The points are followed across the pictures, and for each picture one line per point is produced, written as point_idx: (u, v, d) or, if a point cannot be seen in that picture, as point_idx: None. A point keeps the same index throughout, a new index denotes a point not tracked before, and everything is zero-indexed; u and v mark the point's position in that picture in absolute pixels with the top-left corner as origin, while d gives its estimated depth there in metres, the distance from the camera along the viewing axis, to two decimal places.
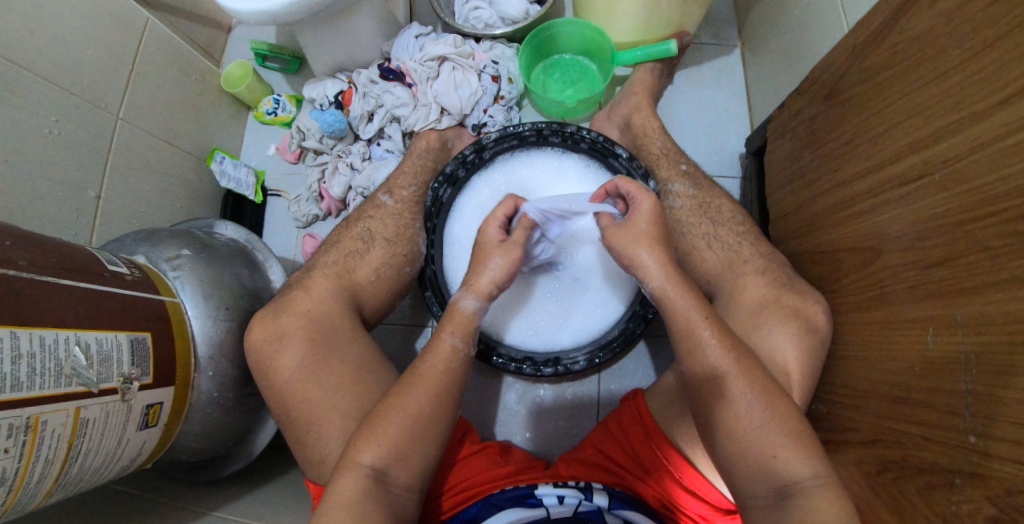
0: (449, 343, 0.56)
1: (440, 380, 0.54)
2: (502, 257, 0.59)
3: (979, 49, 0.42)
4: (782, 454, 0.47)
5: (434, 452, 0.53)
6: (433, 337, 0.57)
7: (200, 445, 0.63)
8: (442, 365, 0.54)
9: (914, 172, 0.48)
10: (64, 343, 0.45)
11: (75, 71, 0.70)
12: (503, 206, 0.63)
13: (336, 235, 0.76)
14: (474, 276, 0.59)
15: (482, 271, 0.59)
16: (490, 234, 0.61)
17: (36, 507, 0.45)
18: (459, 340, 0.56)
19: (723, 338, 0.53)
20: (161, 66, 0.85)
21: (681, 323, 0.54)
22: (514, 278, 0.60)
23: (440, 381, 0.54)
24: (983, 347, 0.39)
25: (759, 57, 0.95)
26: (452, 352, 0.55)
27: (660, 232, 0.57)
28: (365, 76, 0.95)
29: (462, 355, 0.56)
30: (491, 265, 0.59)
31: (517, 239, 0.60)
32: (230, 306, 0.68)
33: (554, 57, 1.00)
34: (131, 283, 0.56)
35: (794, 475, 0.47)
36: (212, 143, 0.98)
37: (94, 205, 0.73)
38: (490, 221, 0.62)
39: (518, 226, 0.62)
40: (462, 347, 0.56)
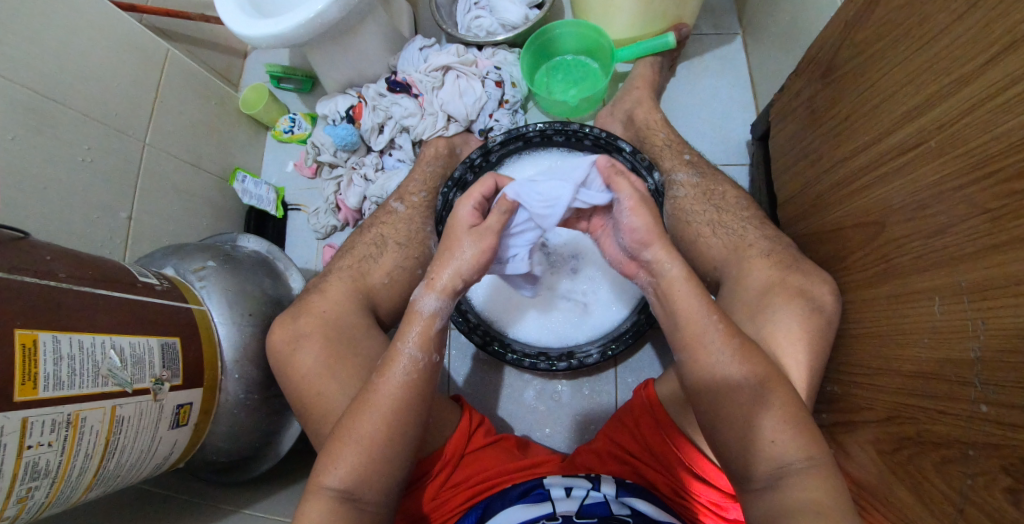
0: (405, 354, 0.56)
1: (399, 392, 0.55)
2: (473, 244, 0.59)
3: (963, 11, 0.42)
4: (781, 438, 0.48)
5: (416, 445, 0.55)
6: (391, 347, 0.58)
7: (229, 445, 0.66)
8: (398, 379, 0.55)
9: (912, 141, 0.48)
10: (101, 346, 0.49)
11: (105, 102, 0.76)
12: (481, 185, 0.62)
13: (350, 241, 0.79)
14: (435, 272, 0.60)
15: (445, 266, 0.59)
16: (464, 214, 0.61)
17: (78, 500, 0.49)
18: (417, 351, 0.57)
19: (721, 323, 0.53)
20: (183, 93, 0.91)
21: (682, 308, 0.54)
22: (480, 273, 0.61)
23: (395, 396, 0.54)
24: (989, 312, 0.38)
25: (761, 43, 0.94)
26: (409, 364, 0.56)
27: (649, 210, 0.58)
28: (374, 90, 0.98)
29: (422, 366, 0.56)
30: (458, 255, 0.59)
31: (491, 224, 0.60)
32: (255, 313, 0.71)
33: (557, 59, 1.01)
34: (161, 292, 0.61)
35: (787, 457, 0.48)
36: (234, 163, 1.03)
37: (127, 225, 0.78)
38: (466, 199, 0.61)
39: (495, 208, 0.61)
40: (422, 358, 0.56)
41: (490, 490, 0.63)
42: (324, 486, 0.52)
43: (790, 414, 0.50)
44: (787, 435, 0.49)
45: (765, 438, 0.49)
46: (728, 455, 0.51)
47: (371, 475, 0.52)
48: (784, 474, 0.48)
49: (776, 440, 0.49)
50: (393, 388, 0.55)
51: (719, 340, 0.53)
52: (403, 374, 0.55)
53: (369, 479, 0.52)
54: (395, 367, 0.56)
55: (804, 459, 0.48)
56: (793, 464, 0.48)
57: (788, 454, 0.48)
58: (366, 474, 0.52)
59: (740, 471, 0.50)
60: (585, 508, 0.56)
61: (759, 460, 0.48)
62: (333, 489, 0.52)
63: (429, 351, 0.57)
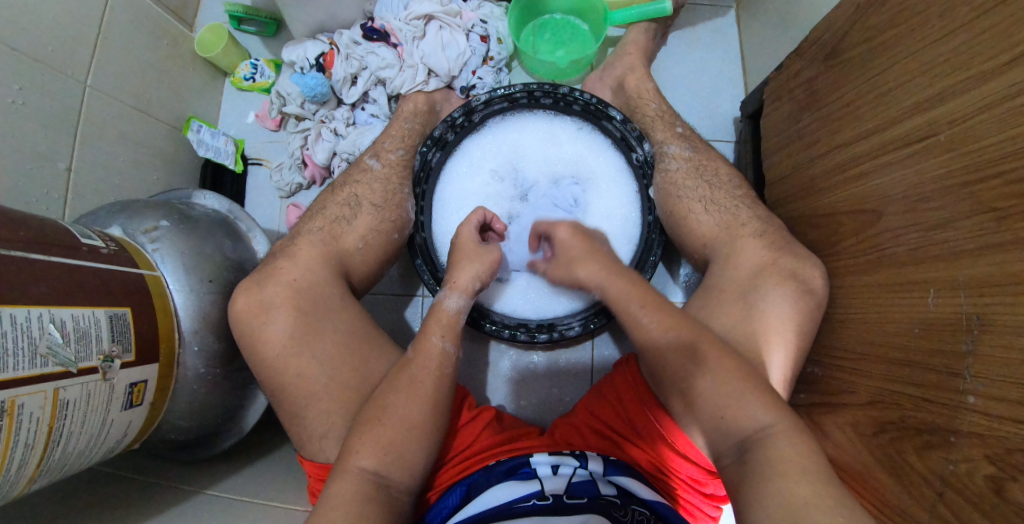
0: (439, 344, 0.59)
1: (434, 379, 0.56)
2: (484, 256, 0.67)
3: (987, 8, 0.41)
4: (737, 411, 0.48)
5: (410, 434, 0.52)
6: (421, 338, 0.59)
7: (189, 422, 0.62)
8: (434, 370, 0.56)
9: (917, 134, 0.47)
10: (38, 321, 0.43)
11: (38, 34, 0.66)
12: (478, 213, 0.71)
13: (322, 201, 0.73)
14: (456, 274, 0.65)
15: (464, 270, 0.65)
16: (468, 236, 0.68)
17: (20, 492, 0.44)
18: (449, 343, 0.59)
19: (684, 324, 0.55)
20: (129, 30, 0.80)
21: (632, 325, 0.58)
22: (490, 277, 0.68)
23: (429, 386, 0.55)
24: (986, 309, 0.39)
25: (756, 17, 0.91)
26: (442, 356, 0.58)
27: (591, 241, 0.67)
28: (348, 36, 0.89)
29: (453, 357, 0.59)
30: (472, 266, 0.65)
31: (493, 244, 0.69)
32: (215, 279, 0.65)
33: (545, 17, 0.94)
34: (108, 256, 0.54)
35: None
36: (188, 111, 0.93)
37: (65, 177, 0.70)
38: (467, 224, 0.69)
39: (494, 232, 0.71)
40: (452, 350, 0.59)
41: (478, 465, 0.63)
42: (358, 467, 0.49)
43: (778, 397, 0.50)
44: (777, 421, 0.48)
45: None
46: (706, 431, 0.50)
47: (404, 456, 0.52)
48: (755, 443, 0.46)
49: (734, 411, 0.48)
50: (431, 376, 0.56)
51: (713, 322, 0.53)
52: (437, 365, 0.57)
53: (402, 458, 0.51)
54: (425, 358, 0.57)
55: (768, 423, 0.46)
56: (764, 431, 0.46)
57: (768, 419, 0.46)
58: (404, 457, 0.51)
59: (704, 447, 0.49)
60: (573, 485, 0.56)
61: None
62: (368, 468, 0.50)
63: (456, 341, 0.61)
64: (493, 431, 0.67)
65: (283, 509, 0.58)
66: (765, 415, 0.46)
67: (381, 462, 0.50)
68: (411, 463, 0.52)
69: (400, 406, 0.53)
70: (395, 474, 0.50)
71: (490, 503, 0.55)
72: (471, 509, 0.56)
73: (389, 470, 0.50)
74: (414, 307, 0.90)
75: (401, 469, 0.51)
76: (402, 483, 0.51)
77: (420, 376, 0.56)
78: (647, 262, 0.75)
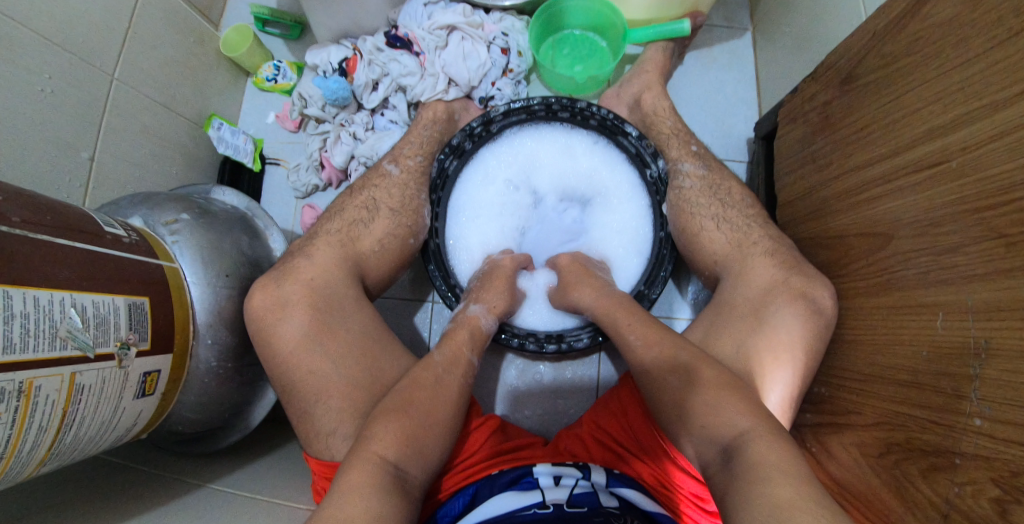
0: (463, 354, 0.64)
1: (443, 383, 0.58)
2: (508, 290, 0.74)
3: (1001, 40, 0.42)
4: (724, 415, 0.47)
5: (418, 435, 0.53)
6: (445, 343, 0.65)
7: (197, 416, 0.62)
8: (455, 377, 0.60)
9: (930, 159, 0.48)
10: (60, 304, 0.43)
11: (71, 26, 0.67)
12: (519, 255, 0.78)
13: (339, 203, 0.74)
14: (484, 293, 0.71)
15: (490, 291, 0.72)
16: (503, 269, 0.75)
17: (30, 475, 0.45)
18: (469, 353, 0.65)
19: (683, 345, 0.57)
20: (157, 26, 0.82)
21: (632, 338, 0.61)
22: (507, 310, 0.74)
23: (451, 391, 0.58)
24: (994, 333, 0.40)
25: (771, 41, 0.93)
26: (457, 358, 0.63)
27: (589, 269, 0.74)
28: (372, 43, 0.91)
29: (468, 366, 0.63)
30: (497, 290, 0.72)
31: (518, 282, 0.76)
32: (231, 274, 0.66)
33: (564, 32, 0.97)
34: (130, 245, 0.55)
35: None
36: (210, 109, 0.95)
37: (87, 166, 0.71)
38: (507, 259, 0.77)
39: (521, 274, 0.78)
40: (470, 355, 0.64)
41: (479, 474, 0.62)
42: (378, 455, 0.48)
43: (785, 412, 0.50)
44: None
45: None
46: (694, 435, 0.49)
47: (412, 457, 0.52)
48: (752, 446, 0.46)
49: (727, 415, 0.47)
50: (447, 377, 0.59)
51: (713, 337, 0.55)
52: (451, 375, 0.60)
53: (420, 451, 0.51)
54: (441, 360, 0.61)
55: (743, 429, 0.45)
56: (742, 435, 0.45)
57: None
58: (416, 445, 0.51)
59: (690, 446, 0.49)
60: (574, 496, 0.58)
61: None
62: (389, 458, 0.48)
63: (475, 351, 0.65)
64: (498, 440, 0.67)
65: (286, 506, 0.57)
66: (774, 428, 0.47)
67: (400, 452, 0.49)
68: (425, 452, 0.51)
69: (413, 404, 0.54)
70: (410, 465, 0.49)
71: (493, 511, 0.57)
72: (472, 517, 0.57)
73: (401, 457, 0.49)
74: (423, 313, 0.90)
75: (416, 460, 0.50)
76: (416, 474, 0.50)
77: (430, 375, 0.58)
78: (656, 279, 0.76)
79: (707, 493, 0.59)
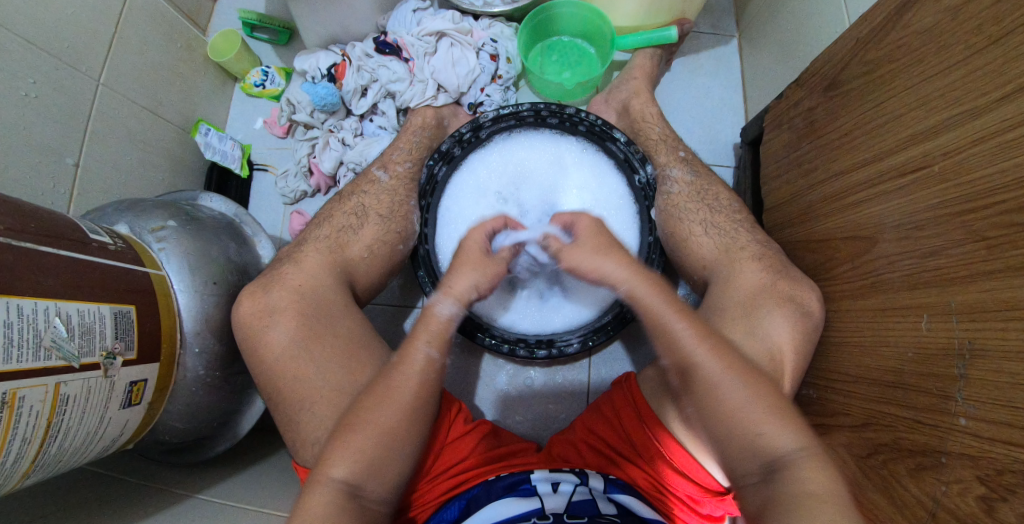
0: (424, 353, 0.56)
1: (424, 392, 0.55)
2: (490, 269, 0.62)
3: (981, 47, 0.43)
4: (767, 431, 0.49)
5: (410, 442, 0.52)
6: (407, 345, 0.57)
7: (184, 425, 0.61)
8: (417, 377, 0.55)
9: (913, 164, 0.49)
10: (44, 313, 0.42)
11: (55, 30, 0.67)
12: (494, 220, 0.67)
13: (328, 209, 0.73)
14: (452, 280, 0.61)
15: (460, 276, 0.61)
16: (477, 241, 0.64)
17: (12, 488, 0.44)
18: (434, 350, 0.57)
19: (698, 330, 0.54)
20: (144, 31, 0.81)
21: (657, 322, 0.56)
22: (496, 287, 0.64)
23: (412, 393, 0.54)
24: (977, 334, 0.40)
25: (757, 48, 0.95)
26: (425, 364, 0.56)
27: (609, 240, 0.62)
28: (360, 49, 0.91)
29: (437, 366, 0.57)
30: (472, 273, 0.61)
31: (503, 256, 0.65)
32: (219, 281, 0.65)
33: (552, 39, 0.98)
34: (116, 253, 0.54)
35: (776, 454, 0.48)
36: (198, 114, 0.94)
37: (72, 172, 0.70)
38: (479, 229, 0.65)
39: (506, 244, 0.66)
40: (437, 358, 0.57)
41: (470, 481, 0.62)
42: (330, 477, 0.49)
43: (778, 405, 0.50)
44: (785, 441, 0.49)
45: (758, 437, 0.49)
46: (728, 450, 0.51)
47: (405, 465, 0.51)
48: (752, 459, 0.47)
49: (766, 430, 0.49)
50: (412, 382, 0.55)
51: (701, 340, 0.54)
52: (419, 374, 0.55)
53: (380, 469, 0.51)
54: (409, 366, 0.56)
55: (798, 448, 0.48)
56: (794, 453, 0.47)
57: (766, 437, 0.48)
58: (377, 464, 0.51)
59: (730, 462, 0.50)
60: (573, 504, 0.56)
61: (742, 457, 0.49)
62: (340, 479, 0.49)
63: (443, 351, 0.58)
64: (487, 447, 0.68)
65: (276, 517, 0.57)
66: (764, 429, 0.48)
67: (354, 472, 0.50)
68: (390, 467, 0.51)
69: (373, 413, 0.52)
70: (366, 481, 0.50)
71: (489, 518, 0.56)
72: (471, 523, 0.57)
73: (359, 477, 0.50)
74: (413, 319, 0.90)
75: (376, 478, 0.50)
76: (375, 489, 0.51)
77: (399, 382, 0.55)
78: None
79: (727, 485, 0.59)
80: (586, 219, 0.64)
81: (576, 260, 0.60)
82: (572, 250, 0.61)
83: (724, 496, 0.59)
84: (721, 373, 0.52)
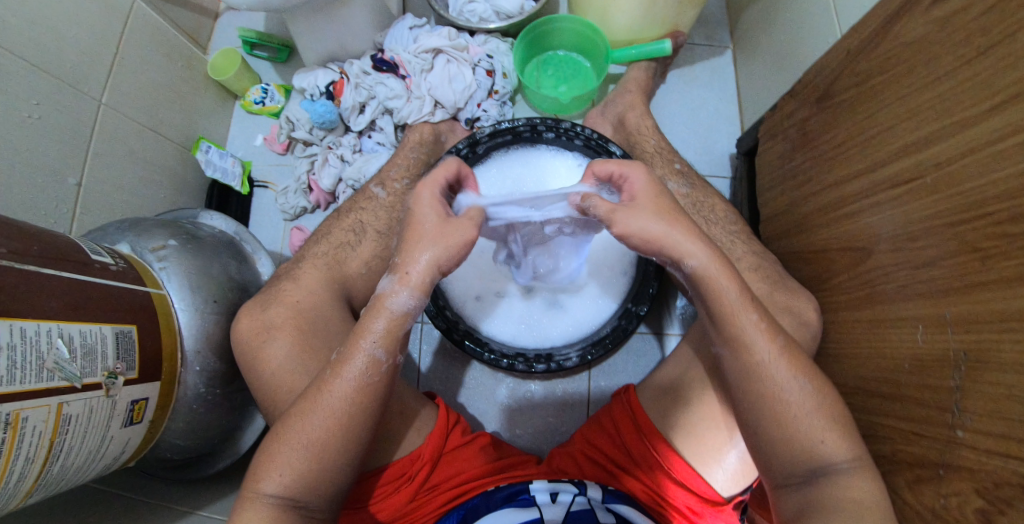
0: (368, 354, 0.51)
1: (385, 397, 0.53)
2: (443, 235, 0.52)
3: (971, 58, 0.43)
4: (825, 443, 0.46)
5: None
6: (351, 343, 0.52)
7: (187, 444, 0.61)
8: (355, 380, 0.51)
9: (905, 175, 0.49)
10: (47, 335, 0.43)
11: (57, 52, 0.68)
12: (446, 168, 0.56)
13: (327, 226, 0.74)
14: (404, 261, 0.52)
15: (412, 257, 0.51)
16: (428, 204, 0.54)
17: (15, 507, 0.44)
18: (380, 351, 0.52)
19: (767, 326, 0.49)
20: (145, 51, 0.83)
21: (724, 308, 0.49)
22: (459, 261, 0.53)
23: (351, 400, 0.51)
24: (973, 346, 0.41)
25: (751, 59, 0.95)
26: (370, 364, 0.52)
27: (670, 203, 0.52)
28: (358, 67, 0.92)
29: (383, 368, 0.52)
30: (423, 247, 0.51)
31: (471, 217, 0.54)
32: (218, 299, 0.65)
33: (548, 53, 0.99)
34: (117, 273, 0.54)
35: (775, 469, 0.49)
36: (198, 132, 0.95)
37: (75, 192, 0.70)
38: (428, 184, 0.55)
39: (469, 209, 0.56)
40: (385, 359, 0.52)
41: (469, 494, 0.63)
42: (262, 492, 0.49)
43: (786, 417, 0.47)
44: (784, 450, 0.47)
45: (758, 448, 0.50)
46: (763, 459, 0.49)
47: None
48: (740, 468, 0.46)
49: (826, 439, 0.46)
50: (349, 389, 0.51)
51: (774, 339, 0.48)
52: (365, 377, 0.51)
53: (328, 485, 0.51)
54: (354, 366, 0.52)
55: (848, 461, 0.46)
56: (844, 464, 0.46)
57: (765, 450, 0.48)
58: (313, 478, 0.50)
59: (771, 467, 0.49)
60: (571, 514, 0.57)
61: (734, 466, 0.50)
62: (272, 493, 0.49)
63: (392, 351, 0.53)
64: (485, 459, 0.67)
65: None
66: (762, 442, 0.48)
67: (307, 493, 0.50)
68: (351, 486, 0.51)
69: (311, 423, 0.50)
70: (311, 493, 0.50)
71: None
72: None
73: (295, 492, 0.49)
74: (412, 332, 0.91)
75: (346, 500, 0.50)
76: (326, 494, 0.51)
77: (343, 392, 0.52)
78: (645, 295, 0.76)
79: (752, 470, 0.60)
80: (643, 176, 0.53)
81: (633, 227, 0.50)
82: (629, 213, 0.50)
83: (722, 507, 0.59)
84: (785, 376, 0.48)
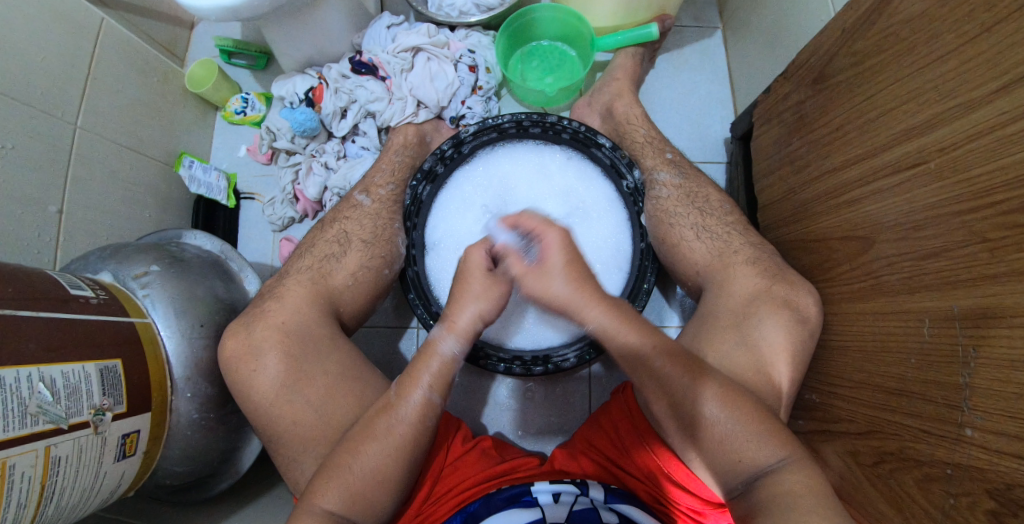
0: (427, 398, 0.55)
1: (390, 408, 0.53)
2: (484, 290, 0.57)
3: (974, 35, 0.40)
4: (762, 450, 0.47)
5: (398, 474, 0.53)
6: (407, 385, 0.56)
7: (184, 469, 0.61)
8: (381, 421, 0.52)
9: (907, 161, 0.47)
10: (27, 380, 0.42)
11: (29, 79, 0.66)
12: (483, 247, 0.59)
13: (311, 238, 0.73)
14: (452, 313, 0.58)
15: (460, 309, 0.58)
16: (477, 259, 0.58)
17: None
18: (435, 395, 0.56)
19: None
20: (119, 69, 0.81)
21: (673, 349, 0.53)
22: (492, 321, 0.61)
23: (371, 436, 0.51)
24: (982, 342, 0.39)
25: (742, 39, 0.92)
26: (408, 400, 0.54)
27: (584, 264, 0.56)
28: (337, 70, 0.91)
29: (439, 409, 0.56)
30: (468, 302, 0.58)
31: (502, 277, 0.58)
32: (205, 322, 0.64)
33: (532, 44, 0.96)
34: (98, 306, 0.53)
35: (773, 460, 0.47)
36: (180, 147, 0.93)
37: (57, 220, 0.69)
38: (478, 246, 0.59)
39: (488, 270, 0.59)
40: (439, 402, 0.56)
41: (475, 494, 0.62)
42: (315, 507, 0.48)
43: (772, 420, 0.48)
44: (766, 440, 0.48)
45: (754, 450, 0.48)
46: (718, 459, 0.49)
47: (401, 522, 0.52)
48: (764, 472, 0.46)
49: None
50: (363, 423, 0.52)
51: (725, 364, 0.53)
52: None
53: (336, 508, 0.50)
54: (402, 412, 0.54)
55: (780, 459, 0.47)
56: (777, 463, 0.47)
57: (770, 458, 0.47)
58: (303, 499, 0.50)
59: (716, 464, 0.49)
60: (574, 512, 0.56)
61: (733, 468, 0.48)
62: (332, 510, 0.49)
63: (445, 394, 0.57)
64: (488, 463, 0.67)
65: None
66: (761, 444, 0.47)
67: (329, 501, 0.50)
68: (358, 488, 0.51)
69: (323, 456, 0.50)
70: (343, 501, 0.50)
71: None
72: None
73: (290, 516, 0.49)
74: (409, 340, 0.89)
75: (375, 493, 0.50)
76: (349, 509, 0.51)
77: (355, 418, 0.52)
78: (641, 290, 0.74)
79: (722, 500, 0.58)
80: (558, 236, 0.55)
81: (542, 291, 0.55)
82: (536, 278, 0.55)
83: (724, 508, 0.58)
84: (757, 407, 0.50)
